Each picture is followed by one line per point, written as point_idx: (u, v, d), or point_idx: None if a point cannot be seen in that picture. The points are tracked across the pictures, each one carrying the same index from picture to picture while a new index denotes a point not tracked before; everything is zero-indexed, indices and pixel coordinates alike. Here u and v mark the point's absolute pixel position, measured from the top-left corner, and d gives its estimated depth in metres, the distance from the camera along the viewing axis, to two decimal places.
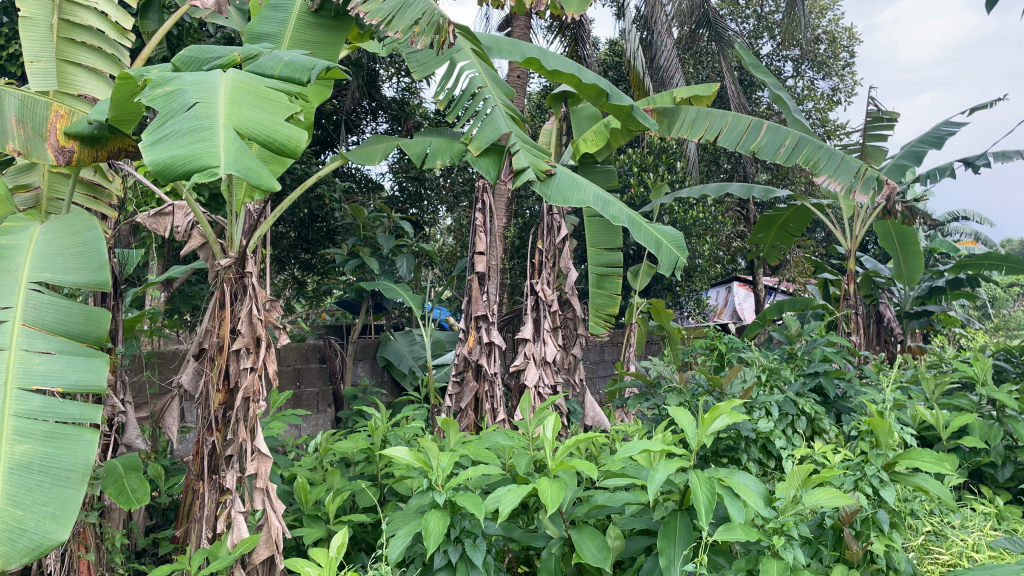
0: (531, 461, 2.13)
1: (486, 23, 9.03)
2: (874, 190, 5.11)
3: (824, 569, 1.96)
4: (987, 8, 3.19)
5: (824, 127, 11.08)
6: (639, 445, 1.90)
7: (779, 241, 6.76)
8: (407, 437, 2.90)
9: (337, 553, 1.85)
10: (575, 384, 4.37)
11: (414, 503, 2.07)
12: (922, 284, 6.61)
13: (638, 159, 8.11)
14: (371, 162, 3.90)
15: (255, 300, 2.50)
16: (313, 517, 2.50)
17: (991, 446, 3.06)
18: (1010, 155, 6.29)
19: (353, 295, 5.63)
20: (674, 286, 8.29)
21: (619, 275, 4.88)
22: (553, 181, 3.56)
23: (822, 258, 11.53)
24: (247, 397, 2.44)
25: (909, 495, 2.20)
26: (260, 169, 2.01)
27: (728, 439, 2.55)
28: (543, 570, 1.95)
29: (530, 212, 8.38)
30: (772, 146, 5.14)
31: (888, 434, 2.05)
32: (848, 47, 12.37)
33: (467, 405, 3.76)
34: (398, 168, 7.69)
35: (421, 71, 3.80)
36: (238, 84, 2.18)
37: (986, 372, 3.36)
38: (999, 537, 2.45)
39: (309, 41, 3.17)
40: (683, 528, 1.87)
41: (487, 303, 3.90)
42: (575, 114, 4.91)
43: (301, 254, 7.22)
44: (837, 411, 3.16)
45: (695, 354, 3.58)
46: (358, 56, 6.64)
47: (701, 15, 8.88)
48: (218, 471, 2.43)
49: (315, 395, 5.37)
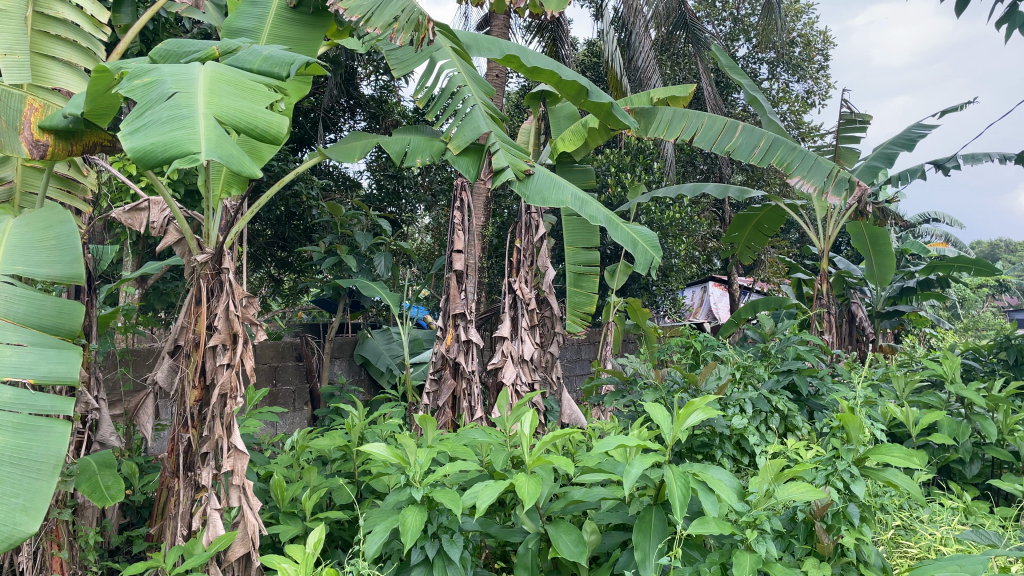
0: (508, 457, 2.16)
1: (465, 22, 9.04)
2: (847, 191, 5.16)
3: (795, 562, 2.00)
4: (956, 12, 3.24)
5: (798, 129, 11.23)
6: (615, 440, 1.93)
7: (753, 241, 6.84)
8: (384, 434, 2.90)
9: (313, 549, 1.86)
10: (552, 382, 4.37)
11: (391, 500, 2.07)
12: (893, 285, 6.72)
13: (615, 160, 8.17)
14: (350, 159, 3.89)
15: (232, 296, 2.50)
16: (290, 514, 2.50)
17: (959, 442, 3.12)
18: (979, 157, 6.40)
19: (330, 293, 5.61)
20: (651, 286, 8.37)
21: (596, 274, 4.90)
22: (531, 179, 3.57)
23: (797, 258, 11.70)
24: (224, 393, 2.43)
25: (880, 491, 2.23)
26: (242, 156, 2.00)
27: (703, 435, 2.61)
28: (519, 565, 1.97)
29: (508, 211, 8.44)
30: (747, 146, 5.21)
31: (859, 429, 2.06)
32: (823, 50, 12.52)
33: (444, 403, 3.76)
34: (376, 166, 7.69)
35: (402, 69, 3.81)
36: (217, 75, 2.17)
37: (955, 370, 3.42)
38: (966, 530, 2.50)
39: (286, 37, 3.16)
40: (658, 522, 1.90)
41: (464, 301, 3.92)
42: (554, 114, 4.94)
43: (277, 251, 7.20)
44: (810, 409, 3.20)
45: (671, 352, 3.61)
46: (337, 53, 6.62)
47: (678, 17, 8.95)
48: (193, 468, 2.41)
49: (292, 393, 5.34)
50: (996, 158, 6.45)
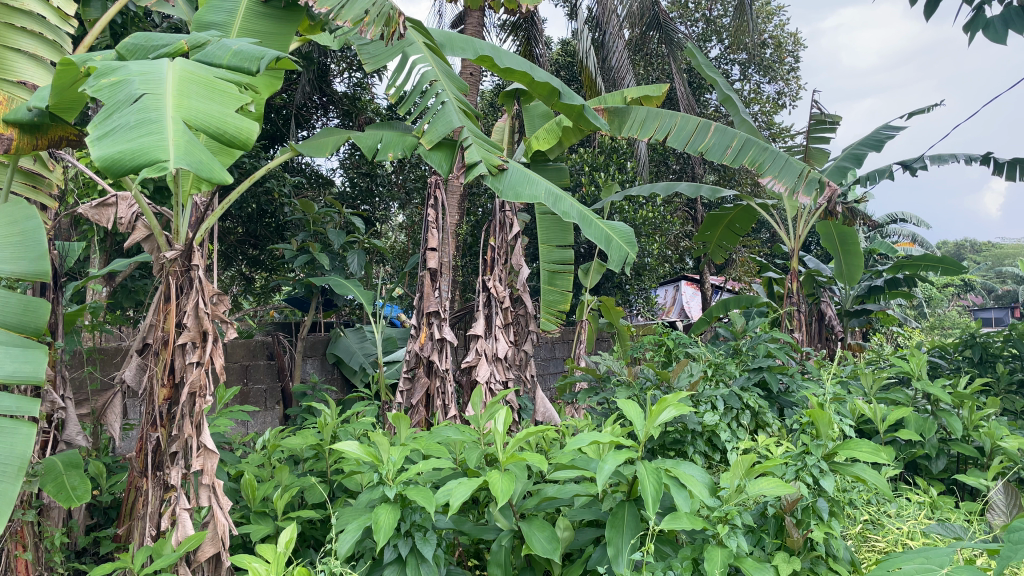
0: (481, 454, 2.16)
1: (440, 20, 9.02)
2: (817, 192, 5.22)
3: (765, 556, 2.01)
4: (924, 15, 3.29)
5: (769, 129, 11.37)
6: (588, 437, 1.92)
7: (725, 240, 6.90)
8: (357, 433, 2.88)
9: (285, 548, 1.84)
10: (526, 380, 4.35)
11: (364, 498, 2.06)
12: (862, 284, 6.80)
13: (589, 159, 8.21)
14: (322, 155, 3.86)
15: (201, 292, 2.47)
16: (261, 514, 2.47)
17: (925, 438, 3.18)
18: (945, 158, 6.52)
19: (302, 291, 5.56)
20: (624, 285, 8.41)
21: (570, 272, 4.90)
22: (505, 176, 3.57)
23: (768, 257, 11.85)
24: (193, 391, 2.40)
25: (849, 486, 2.26)
26: (211, 162, 1.98)
27: (675, 432, 2.58)
28: (493, 562, 1.97)
29: (482, 210, 8.46)
30: (719, 147, 5.25)
31: (828, 425, 2.10)
32: (794, 52, 12.68)
33: (418, 401, 3.73)
34: (349, 164, 7.64)
35: (374, 63, 3.81)
36: (186, 74, 2.14)
37: (921, 367, 3.48)
38: (932, 525, 2.54)
39: (258, 31, 3.13)
40: (631, 518, 1.91)
41: (439, 299, 3.90)
42: (527, 112, 4.95)
43: (249, 249, 7.13)
44: (779, 405, 3.23)
45: (644, 350, 3.63)
46: (309, 49, 6.58)
47: (652, 18, 9.00)
48: (162, 468, 2.37)
49: (263, 392, 5.28)
50: (961, 159, 6.58)
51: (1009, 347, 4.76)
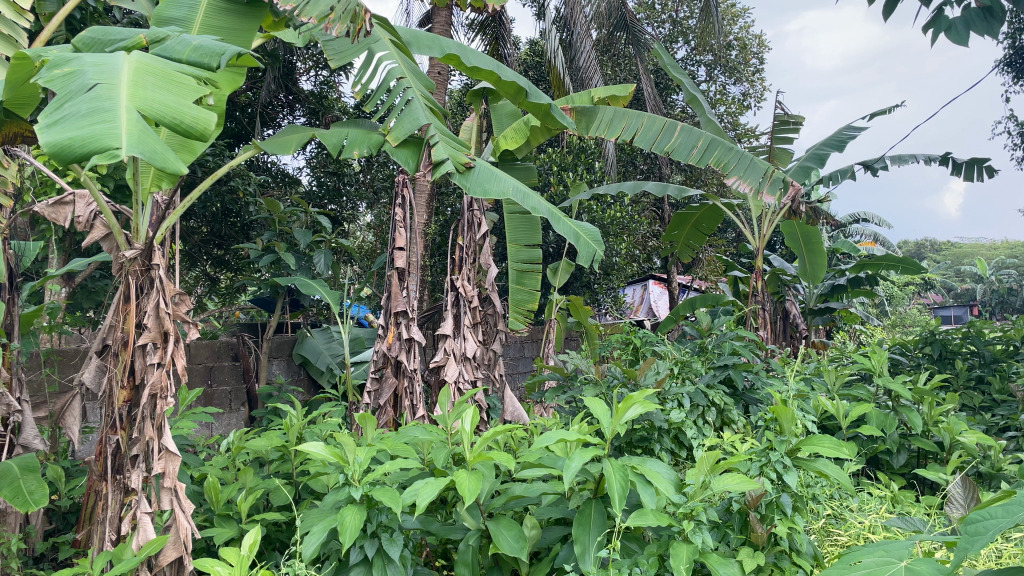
0: (449, 454, 2.14)
1: (407, 18, 8.97)
2: (780, 191, 5.28)
3: (731, 552, 2.02)
4: (883, 16, 3.33)
5: (735, 130, 11.51)
6: (555, 436, 1.91)
7: (691, 239, 6.96)
8: (324, 434, 2.84)
9: (249, 552, 1.81)
10: (494, 379, 4.34)
11: (329, 499, 2.03)
12: (825, 283, 6.90)
13: (557, 159, 8.23)
14: (286, 152, 3.82)
15: (162, 292, 2.42)
16: (225, 517, 2.43)
17: (886, 434, 3.23)
18: (906, 159, 6.63)
19: (267, 291, 5.48)
20: (592, 284, 8.44)
21: (538, 271, 4.91)
22: (472, 173, 3.55)
23: (733, 256, 12.01)
24: (154, 393, 2.35)
25: (812, 481, 2.28)
26: (165, 153, 1.94)
27: (642, 430, 2.61)
28: (460, 562, 1.96)
29: (450, 210, 8.48)
30: (685, 147, 5.29)
31: (792, 421, 2.13)
32: (758, 54, 12.84)
33: (386, 402, 3.71)
34: (316, 163, 7.57)
35: (339, 60, 3.80)
36: (142, 66, 2.10)
37: (883, 364, 3.54)
38: (892, 518, 2.59)
39: (220, 27, 3.09)
40: (598, 515, 1.91)
41: (407, 299, 3.89)
42: (496, 111, 4.94)
43: (213, 249, 7.04)
44: (744, 403, 3.27)
45: (611, 349, 3.64)
46: (274, 46, 6.50)
47: (619, 19, 9.04)
48: (123, 471, 2.32)
49: (228, 394, 5.22)
50: (921, 159, 6.70)
51: (967, 344, 4.87)
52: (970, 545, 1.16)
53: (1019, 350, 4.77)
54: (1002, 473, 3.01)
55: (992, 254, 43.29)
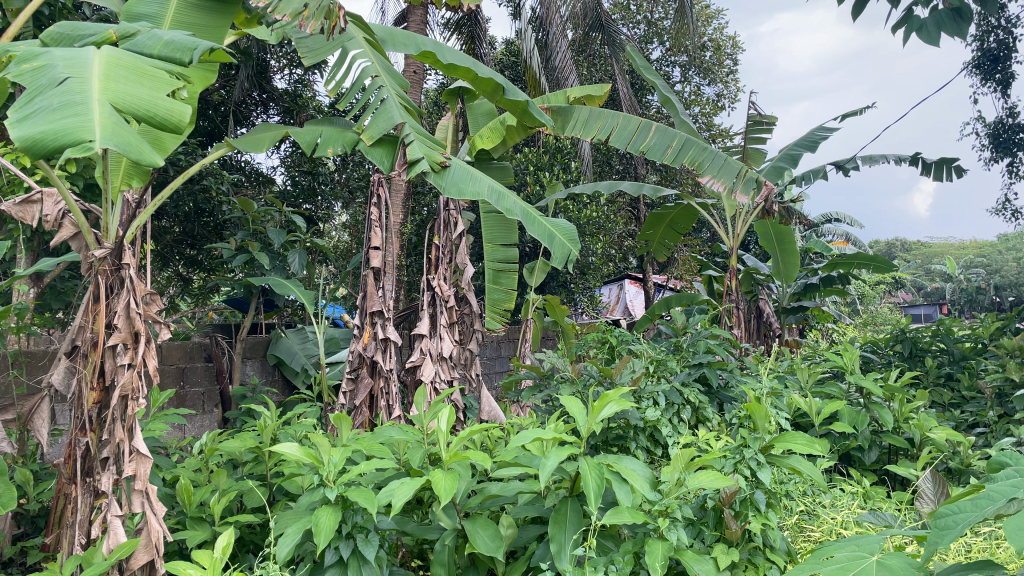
0: (425, 454, 2.14)
1: (383, 17, 8.94)
2: (754, 190, 5.33)
3: (705, 549, 2.03)
4: (853, 15, 3.36)
5: (709, 130, 11.62)
6: (531, 434, 1.90)
7: (667, 239, 7.01)
8: (298, 435, 2.81)
9: (222, 554, 1.79)
10: (471, 379, 4.33)
11: (304, 500, 2.02)
12: (798, 282, 6.98)
13: (533, 159, 8.26)
14: (259, 150, 3.78)
15: (133, 292, 2.39)
16: (197, 520, 2.40)
17: (858, 431, 3.28)
18: (877, 159, 6.72)
19: (241, 292, 5.43)
20: (569, 283, 8.47)
21: (515, 270, 4.91)
22: (447, 172, 3.53)
23: (708, 256, 12.12)
24: (125, 394, 2.31)
25: (785, 478, 2.30)
26: (140, 146, 1.91)
27: (618, 428, 2.62)
28: (436, 562, 1.94)
29: (427, 209, 8.48)
30: (660, 147, 5.31)
31: (765, 418, 2.14)
32: (732, 55, 12.97)
33: (361, 402, 3.69)
34: (290, 162, 7.52)
35: (312, 58, 3.79)
36: (113, 60, 2.07)
37: (854, 362, 3.58)
38: (864, 514, 2.62)
39: (191, 24, 3.05)
40: (574, 514, 1.91)
41: (382, 299, 3.87)
42: (472, 110, 4.92)
43: (186, 249, 6.97)
44: (719, 401, 3.29)
45: (588, 348, 3.64)
46: (247, 44, 6.44)
47: (595, 19, 9.07)
48: (93, 474, 2.28)
49: (201, 395, 5.16)
50: (892, 159, 6.79)
51: (937, 341, 4.94)
52: (941, 540, 1.16)
53: (987, 347, 4.85)
54: (971, 468, 3.06)
55: (961, 253, 44.09)
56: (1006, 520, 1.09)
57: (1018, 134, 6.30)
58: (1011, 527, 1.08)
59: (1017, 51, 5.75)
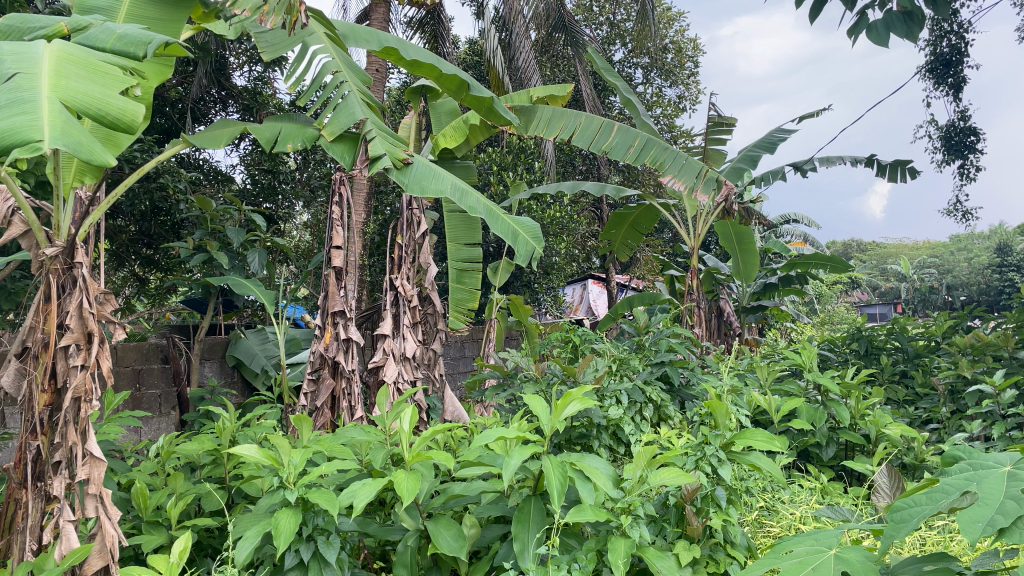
0: (388, 455, 2.11)
1: (344, 14, 8.87)
2: (715, 190, 5.40)
3: (667, 545, 2.04)
4: (810, 18, 3.42)
5: (671, 132, 11.76)
6: (495, 433, 1.89)
7: (629, 238, 7.05)
8: (258, 437, 2.77)
9: (178, 559, 1.74)
10: (434, 379, 4.29)
11: (263, 502, 1.98)
12: (757, 281, 7.09)
13: (497, 159, 8.27)
14: (217, 147, 3.71)
15: (86, 292, 2.33)
16: (154, 524, 2.34)
17: (816, 427, 3.34)
18: (833, 160, 6.85)
19: (199, 292, 5.33)
20: (532, 283, 8.48)
21: (478, 269, 4.89)
22: (410, 170, 3.51)
23: (670, 256, 12.24)
24: (77, 396, 2.25)
25: (745, 474, 2.33)
26: (91, 144, 1.87)
27: (581, 426, 2.63)
28: (399, 562, 1.92)
29: (390, 209, 8.43)
30: (622, 147, 5.35)
31: (726, 416, 2.15)
32: (693, 58, 13.13)
33: (323, 404, 3.64)
34: (250, 160, 7.41)
35: (272, 53, 3.75)
36: (63, 54, 2.02)
37: (812, 359, 3.63)
38: (822, 509, 2.67)
39: (147, 17, 2.99)
40: (537, 512, 1.90)
41: (344, 299, 3.82)
42: (435, 109, 4.90)
43: (142, 249, 6.83)
44: (681, 399, 3.32)
45: (551, 347, 3.65)
46: (205, 39, 6.34)
47: (557, 19, 9.11)
48: (44, 478, 2.22)
49: (158, 397, 5.06)
50: (848, 161, 6.94)
51: (892, 339, 5.03)
52: (896, 533, 1.18)
53: (940, 345, 4.97)
54: (925, 463, 3.13)
55: (914, 254, 45.18)
56: (960, 513, 1.11)
57: (968, 137, 6.48)
58: (965, 520, 1.10)
59: (968, 55, 5.91)
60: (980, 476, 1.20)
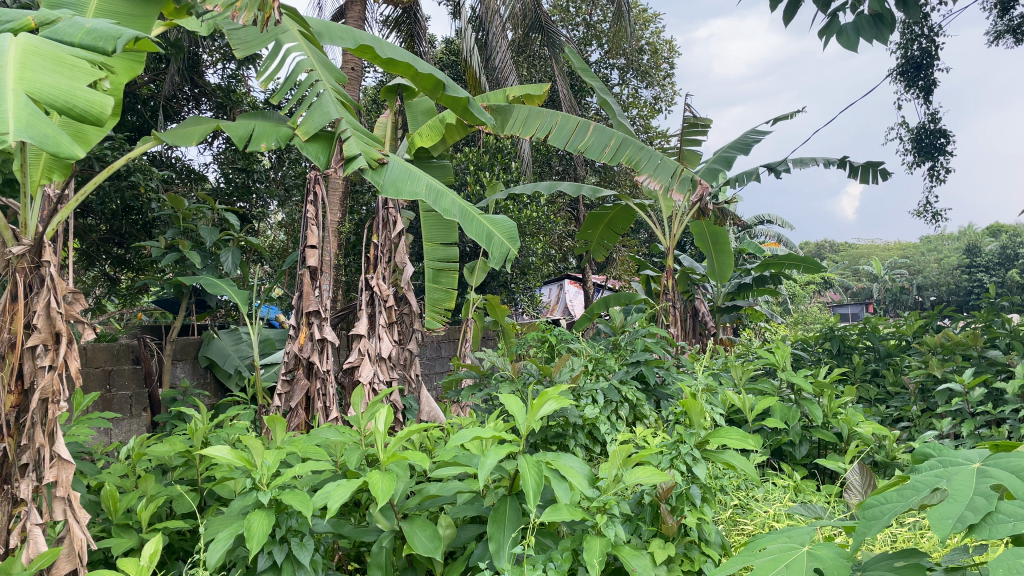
0: (362, 455, 2.09)
1: (320, 13, 8.82)
2: (690, 190, 5.43)
3: (642, 544, 2.04)
4: (783, 20, 3.45)
5: (647, 133, 11.84)
6: (470, 432, 1.87)
7: (605, 238, 7.07)
8: (231, 438, 2.73)
9: (149, 561, 1.71)
10: (410, 380, 4.27)
11: (235, 504, 1.95)
12: (732, 282, 7.14)
13: (473, 159, 8.25)
14: (188, 144, 3.67)
15: (54, 291, 2.29)
16: (123, 527, 2.29)
17: (789, 426, 3.37)
18: (807, 162, 6.93)
19: (171, 292, 5.26)
20: (509, 283, 8.47)
21: (454, 269, 4.87)
22: (385, 170, 3.49)
23: (646, 256, 12.31)
24: (45, 397, 2.20)
25: (719, 473, 2.33)
26: (58, 137, 1.83)
27: (557, 426, 2.63)
28: (373, 564, 1.90)
29: (366, 208, 8.39)
30: (598, 146, 5.37)
31: (700, 414, 2.17)
32: (669, 59, 13.21)
33: (297, 404, 3.60)
34: (223, 159, 7.33)
35: (245, 50, 3.71)
36: (29, 48, 1.98)
37: (786, 359, 3.65)
38: (795, 507, 2.69)
39: (117, 12, 2.97)
40: (512, 512, 1.89)
41: (319, 299, 3.79)
42: (410, 109, 4.88)
43: (113, 248, 6.73)
44: (656, 398, 3.33)
45: (527, 347, 3.64)
46: (178, 36, 6.26)
47: (534, 20, 9.12)
48: (10, 481, 2.17)
49: (129, 399, 4.98)
50: (821, 162, 7.01)
51: (864, 339, 5.09)
52: (868, 530, 1.19)
53: (910, 345, 5.04)
54: (896, 461, 3.16)
55: (886, 254, 45.83)
56: (930, 510, 1.12)
57: (938, 139, 6.57)
58: (936, 517, 1.10)
59: (939, 59, 6.00)
60: (951, 473, 1.21)
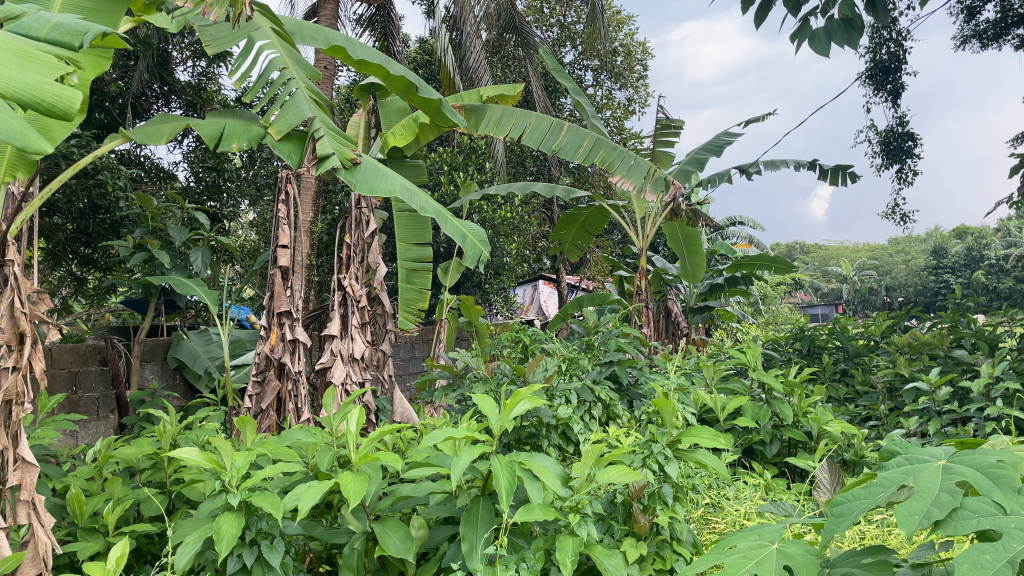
0: (334, 457, 2.07)
1: (292, 11, 8.75)
2: (663, 190, 5.47)
3: (614, 543, 2.04)
4: (755, 23, 3.48)
5: (620, 134, 11.91)
6: (443, 433, 1.86)
7: (579, 239, 7.09)
8: (199, 440, 2.69)
9: (115, 565, 1.68)
10: (383, 380, 4.24)
11: (205, 506, 1.92)
12: (704, 282, 7.19)
13: (447, 159, 8.22)
14: (157, 143, 3.61)
15: (18, 290, 2.25)
16: (89, 531, 2.25)
17: (760, 425, 3.40)
18: (777, 164, 7.00)
19: (139, 292, 5.18)
20: (483, 284, 8.46)
21: (428, 269, 4.84)
22: (358, 169, 3.46)
23: (619, 257, 12.37)
24: (8, 399, 2.15)
25: (691, 471, 2.35)
26: (26, 131, 1.78)
27: (530, 426, 2.62)
28: (345, 566, 1.88)
29: (338, 208, 8.33)
30: (572, 146, 5.38)
31: (672, 413, 2.18)
32: (643, 61, 13.29)
33: (268, 405, 3.56)
34: (194, 157, 7.24)
35: (216, 47, 3.66)
36: None
37: (756, 359, 3.67)
38: (765, 505, 2.71)
39: (87, 7, 2.93)
40: (485, 512, 1.88)
41: (291, 299, 3.75)
42: (384, 108, 4.85)
43: (80, 248, 6.62)
44: (629, 397, 3.34)
45: (501, 347, 3.64)
46: (147, 33, 6.18)
47: (508, 20, 9.13)
48: None
49: (95, 401, 4.90)
50: (792, 165, 7.09)
51: (833, 339, 5.15)
52: (837, 526, 1.20)
53: (878, 344, 5.12)
54: (864, 459, 3.20)
55: (854, 255, 46.54)
56: (897, 507, 1.13)
57: (906, 142, 6.67)
58: (902, 513, 1.12)
59: (906, 63, 6.10)
60: (916, 470, 1.23)
